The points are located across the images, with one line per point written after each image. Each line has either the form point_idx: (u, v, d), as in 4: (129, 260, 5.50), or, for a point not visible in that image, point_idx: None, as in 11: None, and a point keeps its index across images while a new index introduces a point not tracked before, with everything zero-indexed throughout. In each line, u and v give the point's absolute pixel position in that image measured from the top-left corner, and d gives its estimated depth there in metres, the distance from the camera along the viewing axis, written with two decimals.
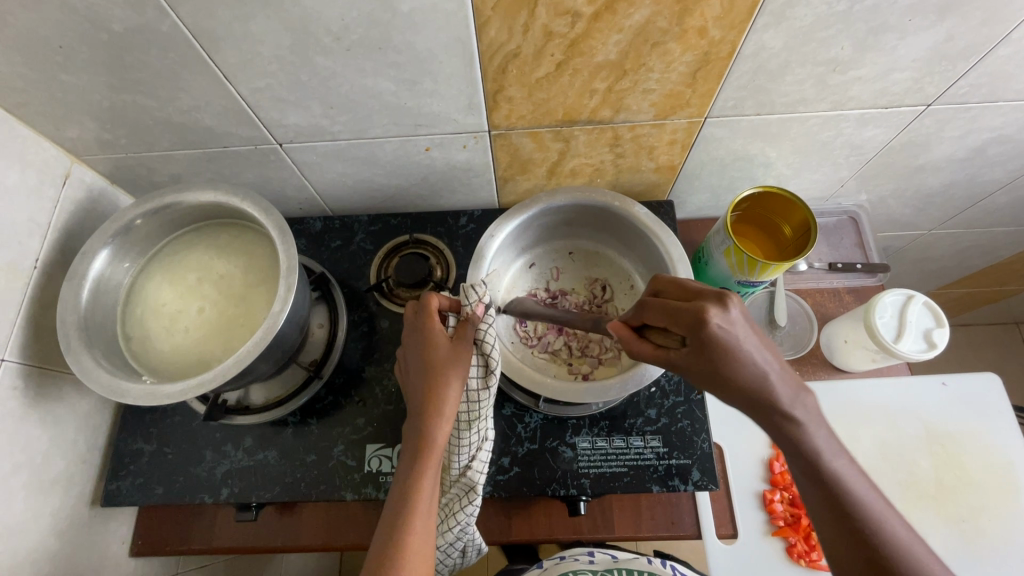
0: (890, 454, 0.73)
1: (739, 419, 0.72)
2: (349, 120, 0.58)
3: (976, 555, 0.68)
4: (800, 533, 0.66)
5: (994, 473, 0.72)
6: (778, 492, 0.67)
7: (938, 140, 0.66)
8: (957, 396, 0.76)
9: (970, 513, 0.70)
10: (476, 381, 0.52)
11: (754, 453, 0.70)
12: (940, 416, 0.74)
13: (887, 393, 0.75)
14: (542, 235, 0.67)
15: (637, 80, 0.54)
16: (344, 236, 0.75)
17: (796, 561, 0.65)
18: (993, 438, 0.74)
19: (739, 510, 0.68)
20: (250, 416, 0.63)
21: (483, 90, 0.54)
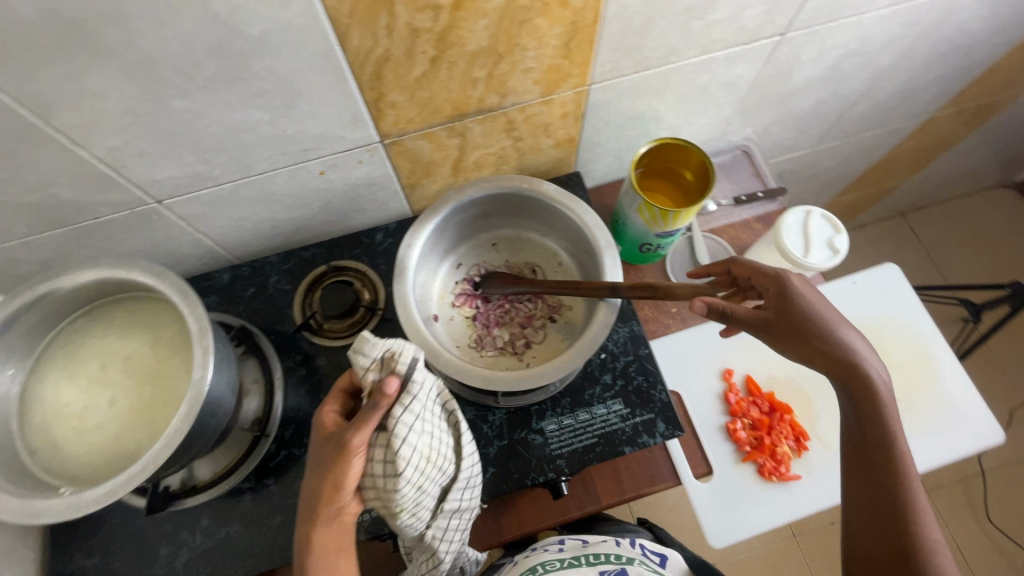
0: None
1: (688, 360, 0.75)
2: (229, 160, 0.54)
3: (916, 426, 0.73)
4: (766, 452, 0.70)
5: (910, 350, 0.78)
6: (737, 419, 0.71)
7: (799, 64, 0.71)
8: (867, 291, 0.81)
9: (900, 393, 0.75)
10: (382, 456, 0.46)
11: (708, 390, 0.74)
12: (858, 309, 0.79)
13: None
14: (459, 235, 0.63)
15: (515, 61, 0.54)
16: (257, 281, 0.70)
17: (769, 478, 0.69)
18: (907, 318, 0.79)
19: (709, 446, 0.71)
20: (201, 495, 0.59)
21: (364, 101, 0.52)
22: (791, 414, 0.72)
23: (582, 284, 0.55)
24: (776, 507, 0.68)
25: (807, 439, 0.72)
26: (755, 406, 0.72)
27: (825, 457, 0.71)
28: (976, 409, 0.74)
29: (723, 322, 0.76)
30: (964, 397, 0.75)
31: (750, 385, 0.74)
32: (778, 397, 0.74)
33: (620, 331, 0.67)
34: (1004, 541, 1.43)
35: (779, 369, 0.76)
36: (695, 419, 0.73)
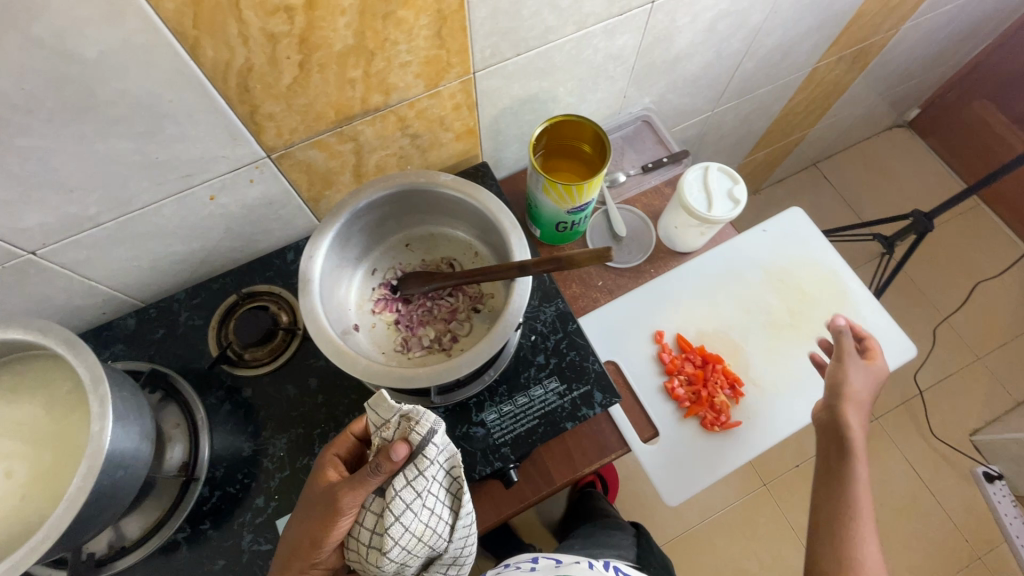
0: (748, 306, 0.79)
1: (619, 330, 0.77)
2: (103, 196, 0.51)
3: None
4: (706, 404, 0.72)
5: (822, 285, 0.82)
6: (673, 377, 0.73)
7: (677, 29, 0.73)
8: (776, 237, 0.84)
9: (819, 326, 0.79)
10: (373, 521, 0.50)
11: (643, 354, 0.76)
12: (770, 256, 0.83)
13: (724, 258, 0.81)
14: (368, 240, 0.62)
15: (389, 56, 0.53)
16: (166, 322, 0.67)
17: (713, 429, 0.71)
18: (815, 256, 0.83)
19: (651, 408, 0.73)
20: (134, 553, 0.56)
21: (237, 116, 0.50)
22: (722, 363, 0.74)
23: (492, 268, 0.54)
24: (723, 456, 0.70)
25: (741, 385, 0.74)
26: (688, 361, 0.74)
27: (760, 399, 0.74)
28: (889, 329, 0.79)
29: (646, 288, 0.79)
30: (877, 319, 0.79)
31: (681, 342, 0.76)
32: (708, 349, 0.77)
33: (547, 311, 0.67)
34: (948, 449, 1.53)
35: (706, 322, 0.78)
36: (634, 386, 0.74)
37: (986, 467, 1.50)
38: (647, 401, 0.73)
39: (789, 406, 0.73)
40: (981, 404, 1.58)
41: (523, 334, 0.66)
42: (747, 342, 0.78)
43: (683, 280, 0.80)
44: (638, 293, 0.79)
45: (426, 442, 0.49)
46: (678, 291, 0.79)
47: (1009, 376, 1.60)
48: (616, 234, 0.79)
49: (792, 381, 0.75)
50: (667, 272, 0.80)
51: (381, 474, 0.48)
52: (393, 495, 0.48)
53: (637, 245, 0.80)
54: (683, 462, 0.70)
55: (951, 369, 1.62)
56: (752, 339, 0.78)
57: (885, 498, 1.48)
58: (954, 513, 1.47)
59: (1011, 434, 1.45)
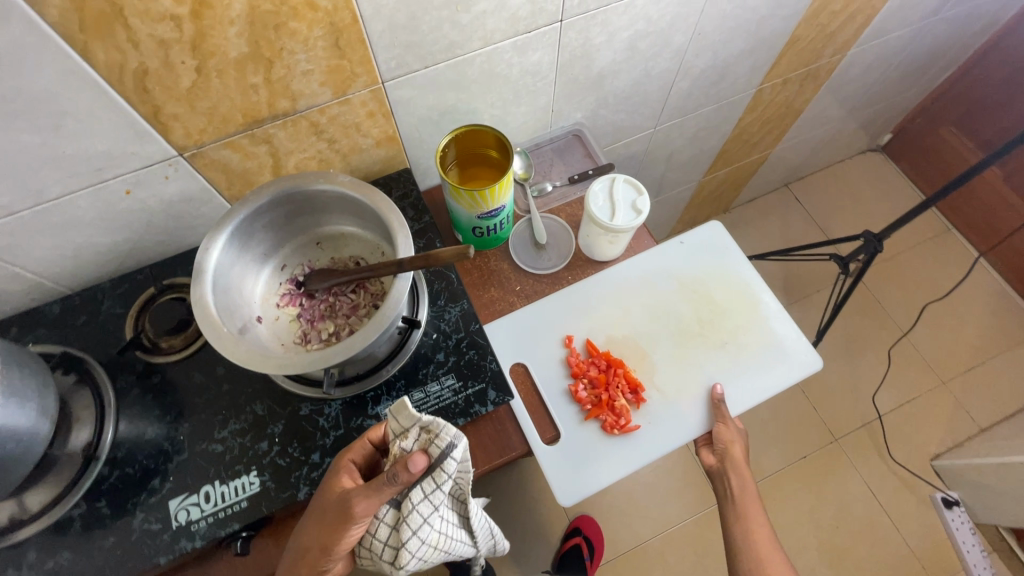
0: (659, 313, 0.82)
1: (530, 332, 0.79)
2: (14, 185, 0.55)
3: (745, 366, 0.78)
4: (608, 409, 0.74)
5: (735, 296, 0.84)
6: (577, 381, 0.75)
7: (594, 47, 0.77)
8: (691, 247, 0.86)
9: (728, 336, 0.81)
10: (391, 521, 0.57)
11: (551, 356, 0.78)
12: (685, 266, 0.85)
13: (639, 266, 0.84)
14: (276, 237, 0.66)
15: (288, 64, 0.57)
16: (89, 309, 0.70)
17: (613, 432, 0.72)
18: (730, 268, 0.85)
19: (552, 407, 0.75)
20: (29, 526, 0.59)
21: (140, 115, 0.54)
22: (625, 367, 0.76)
23: (376, 265, 0.58)
24: (620, 459, 0.72)
25: (644, 390, 0.76)
26: (593, 365, 0.76)
27: (660, 404, 0.76)
28: (798, 340, 0.80)
29: (561, 294, 0.81)
30: (786, 331, 0.81)
31: (588, 347, 0.78)
32: (615, 354, 0.79)
33: (452, 311, 0.70)
34: (908, 474, 1.52)
35: (616, 328, 0.80)
36: (539, 388, 0.76)
37: (945, 493, 1.48)
38: (551, 403, 0.75)
39: (689, 413, 0.75)
40: (944, 429, 1.56)
41: (425, 332, 0.69)
42: (655, 350, 0.79)
43: (596, 287, 0.82)
44: (551, 299, 0.81)
45: (445, 455, 0.53)
46: (591, 298, 0.82)
47: (973, 402, 1.58)
48: (537, 242, 0.81)
49: (694, 388, 0.77)
50: (584, 280, 0.82)
51: (398, 482, 0.52)
52: (411, 508, 0.56)
53: (557, 252, 0.82)
54: (580, 464, 0.72)
55: (914, 393, 1.61)
56: (659, 347, 0.80)
57: (841, 521, 1.46)
58: (911, 539, 1.44)
59: (969, 460, 1.43)
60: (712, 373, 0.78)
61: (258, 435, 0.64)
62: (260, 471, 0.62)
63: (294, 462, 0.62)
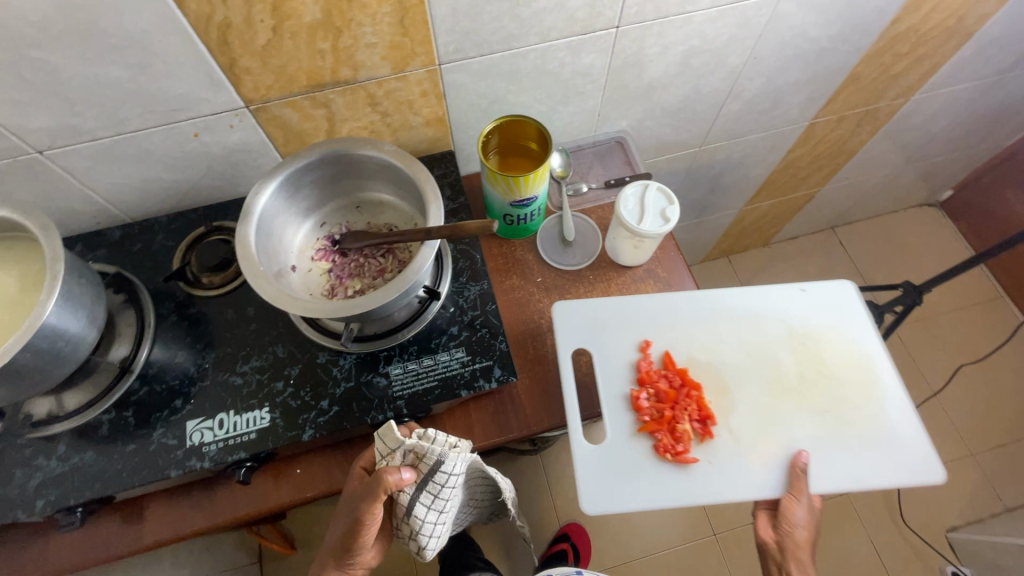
0: (755, 354, 0.77)
1: (608, 329, 0.77)
2: (100, 114, 0.61)
3: (842, 442, 0.73)
4: (665, 429, 0.71)
5: (853, 365, 0.78)
6: (642, 389, 0.73)
7: (646, 58, 0.79)
8: (814, 299, 0.82)
9: (831, 405, 0.75)
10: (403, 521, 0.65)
11: (620, 359, 0.76)
12: (803, 318, 0.81)
13: (747, 300, 0.81)
14: (320, 194, 0.70)
15: (355, 35, 0.61)
16: (145, 239, 0.76)
17: (663, 455, 0.70)
18: (854, 334, 0.80)
19: (609, 416, 0.73)
20: (63, 422, 0.64)
21: (217, 65, 0.60)
22: (698, 392, 0.73)
23: (407, 231, 0.61)
24: (667, 487, 0.69)
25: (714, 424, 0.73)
26: (664, 378, 0.74)
27: (728, 447, 0.71)
28: (912, 439, 0.74)
29: (646, 310, 0.78)
30: (903, 425, 0.75)
31: (665, 359, 0.75)
32: (692, 376, 0.75)
33: (471, 289, 0.73)
34: (919, 542, 1.45)
35: (708, 356, 0.77)
36: (607, 394, 0.73)
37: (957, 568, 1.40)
38: (609, 416, 0.73)
39: (765, 472, 0.70)
40: (966, 502, 1.49)
41: (443, 305, 0.72)
42: (743, 391, 0.75)
43: (695, 310, 0.79)
44: (645, 309, 0.78)
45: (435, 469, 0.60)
46: (688, 320, 0.79)
47: (1004, 479, 1.50)
48: (565, 239, 0.83)
49: (776, 447, 0.72)
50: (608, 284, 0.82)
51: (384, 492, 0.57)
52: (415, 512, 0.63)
53: (583, 251, 0.84)
54: (631, 491, 0.69)
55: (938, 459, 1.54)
56: (752, 390, 0.75)
57: None
58: None
59: (989, 538, 1.35)
60: (801, 436, 0.73)
61: (274, 375, 0.68)
62: (271, 408, 0.66)
63: (303, 405, 0.66)
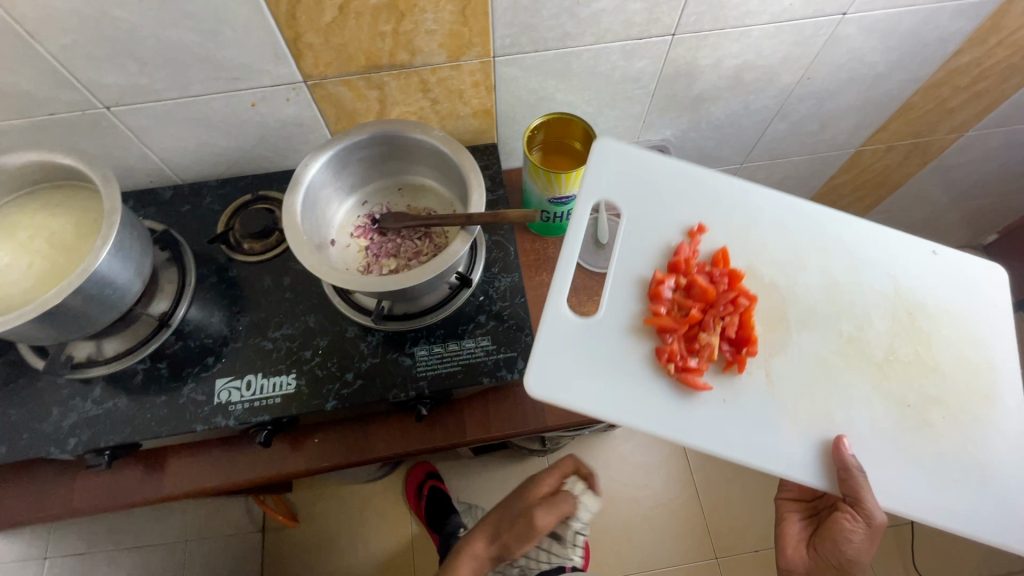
0: (841, 303, 0.68)
1: (659, 198, 0.70)
2: (167, 75, 0.64)
3: (914, 446, 0.64)
4: (680, 335, 0.63)
5: (964, 366, 0.68)
6: (668, 277, 0.64)
7: (699, 68, 0.79)
8: (944, 267, 0.71)
9: (917, 402, 0.66)
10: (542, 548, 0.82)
11: (663, 239, 0.68)
12: (924, 287, 0.70)
13: (865, 243, 0.70)
14: (365, 173, 0.72)
15: (416, 20, 0.63)
16: (193, 200, 0.79)
17: (666, 364, 0.62)
18: (975, 331, 0.70)
19: (618, 293, 0.66)
20: (101, 367, 0.67)
21: (282, 38, 0.62)
22: (742, 301, 0.62)
23: (448, 215, 0.62)
24: (651, 400, 0.62)
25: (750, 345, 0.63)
26: (704, 277, 0.65)
27: (750, 388, 0.64)
28: (1006, 484, 0.64)
29: (717, 207, 0.70)
30: (1004, 461, 0.65)
31: (716, 256, 0.66)
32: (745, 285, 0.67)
33: (502, 280, 0.74)
34: None
35: (780, 283, 0.68)
36: (628, 276, 0.66)
37: None
38: (614, 301, 0.65)
39: (796, 441, 0.62)
40: None
41: (473, 293, 0.73)
42: (813, 340, 0.66)
43: (779, 221, 0.70)
44: (715, 206, 0.70)
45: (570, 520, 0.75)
46: (769, 238, 0.69)
47: None
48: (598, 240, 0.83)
49: (823, 421, 0.63)
50: None
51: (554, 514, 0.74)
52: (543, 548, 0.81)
53: None
54: (611, 393, 0.62)
55: None
56: (825, 342, 0.66)
57: None
58: None
59: None
60: (863, 419, 0.64)
61: (303, 343, 0.70)
62: (298, 375, 0.68)
63: (328, 375, 0.67)
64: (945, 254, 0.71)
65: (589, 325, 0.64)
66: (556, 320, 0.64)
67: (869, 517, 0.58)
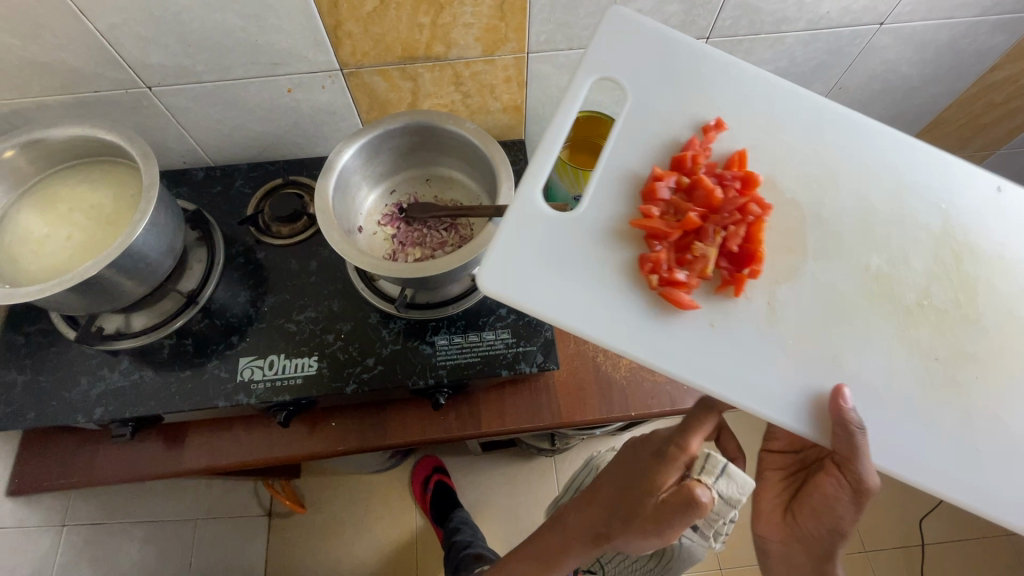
0: (875, 235, 0.58)
1: (669, 87, 0.61)
2: (209, 58, 0.65)
3: (939, 417, 0.53)
4: (671, 243, 0.54)
5: (1017, 327, 0.56)
6: (668, 175, 0.55)
7: None
8: (1006, 210, 0.60)
9: (951, 362, 0.55)
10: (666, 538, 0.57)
11: (666, 132, 0.59)
12: (981, 230, 0.59)
13: (912, 170, 0.60)
14: (395, 162, 0.73)
15: (455, 13, 0.64)
16: (224, 183, 0.81)
17: (648, 274, 0.53)
18: None
19: (602, 188, 0.57)
20: (129, 340, 0.68)
21: (323, 26, 0.63)
22: (752, 205, 0.53)
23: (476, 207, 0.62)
24: (615, 310, 0.53)
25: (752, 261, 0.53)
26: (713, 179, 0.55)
27: (743, 313, 0.54)
28: None
29: (734, 103, 0.61)
30: None
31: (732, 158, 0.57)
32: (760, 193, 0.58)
33: None
34: None
35: (801, 200, 0.58)
36: (621, 173, 0.58)
37: None
38: (598, 200, 0.57)
39: (790, 380, 0.52)
40: None
41: None
42: (831, 270, 0.56)
43: (814, 134, 0.60)
44: (738, 109, 0.60)
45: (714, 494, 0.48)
46: (797, 150, 0.60)
47: None
48: None
49: (840, 368, 0.53)
50: None
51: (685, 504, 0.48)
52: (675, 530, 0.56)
53: None
54: (574, 297, 0.53)
55: None
56: (846, 273, 0.56)
57: None
58: None
59: None
60: (877, 366, 0.54)
61: (327, 327, 0.71)
62: (320, 358, 0.68)
63: (350, 360, 0.68)
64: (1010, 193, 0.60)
65: (565, 220, 0.56)
66: (529, 209, 0.56)
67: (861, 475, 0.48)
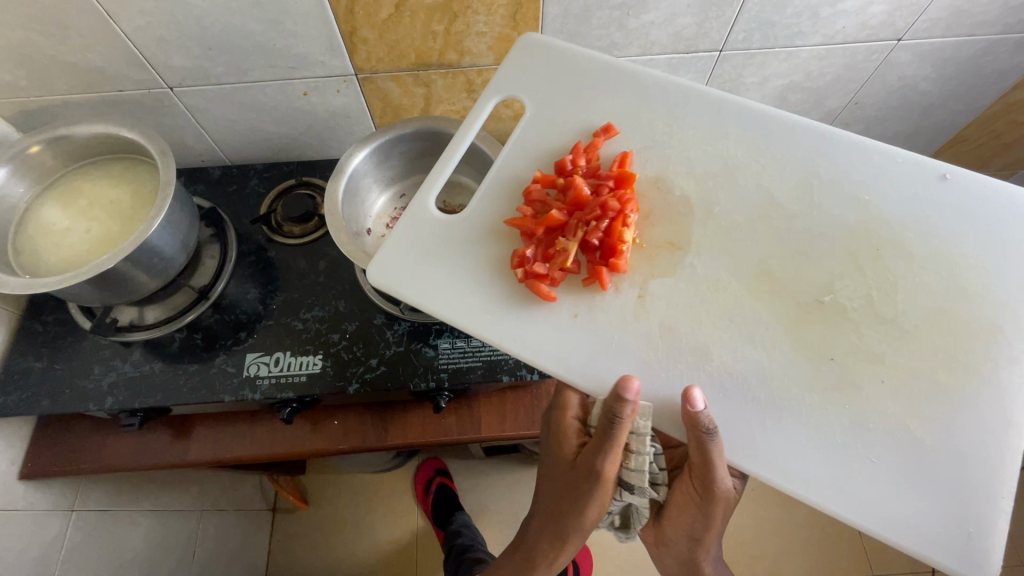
0: (779, 236, 0.57)
1: (580, 97, 0.64)
2: (228, 61, 0.67)
3: (821, 412, 0.51)
4: (539, 240, 0.58)
5: (933, 321, 0.54)
6: (547, 180, 0.60)
7: (744, 85, 0.79)
8: (949, 204, 0.57)
9: (839, 355, 0.53)
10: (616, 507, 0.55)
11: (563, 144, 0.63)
12: (903, 224, 0.57)
13: (844, 166, 0.59)
14: (406, 166, 0.74)
15: (468, 22, 0.65)
16: (240, 181, 0.83)
17: (517, 268, 0.57)
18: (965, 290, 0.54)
19: (487, 193, 0.62)
20: (141, 332, 0.70)
21: (339, 31, 0.64)
22: (614, 202, 0.54)
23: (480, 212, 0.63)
24: (476, 302, 0.57)
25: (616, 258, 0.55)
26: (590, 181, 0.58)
27: (604, 305, 0.56)
28: (942, 482, 0.49)
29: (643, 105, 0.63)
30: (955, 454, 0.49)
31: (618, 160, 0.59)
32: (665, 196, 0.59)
33: None
34: None
35: (693, 197, 0.59)
36: (507, 178, 0.63)
37: None
38: (480, 199, 0.62)
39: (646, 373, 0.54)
40: None
41: None
42: (715, 265, 0.57)
43: (728, 137, 0.61)
44: (642, 113, 0.62)
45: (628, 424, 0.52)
46: (702, 151, 0.61)
47: None
48: None
49: (716, 360, 0.54)
50: None
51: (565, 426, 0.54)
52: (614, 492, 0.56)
53: None
54: (433, 285, 0.58)
55: None
56: (729, 268, 0.57)
57: None
58: None
59: None
60: (753, 362, 0.53)
61: (333, 326, 0.72)
62: (324, 357, 0.69)
63: (353, 359, 0.69)
64: (953, 186, 0.57)
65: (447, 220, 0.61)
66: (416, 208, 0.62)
67: (714, 478, 0.47)
